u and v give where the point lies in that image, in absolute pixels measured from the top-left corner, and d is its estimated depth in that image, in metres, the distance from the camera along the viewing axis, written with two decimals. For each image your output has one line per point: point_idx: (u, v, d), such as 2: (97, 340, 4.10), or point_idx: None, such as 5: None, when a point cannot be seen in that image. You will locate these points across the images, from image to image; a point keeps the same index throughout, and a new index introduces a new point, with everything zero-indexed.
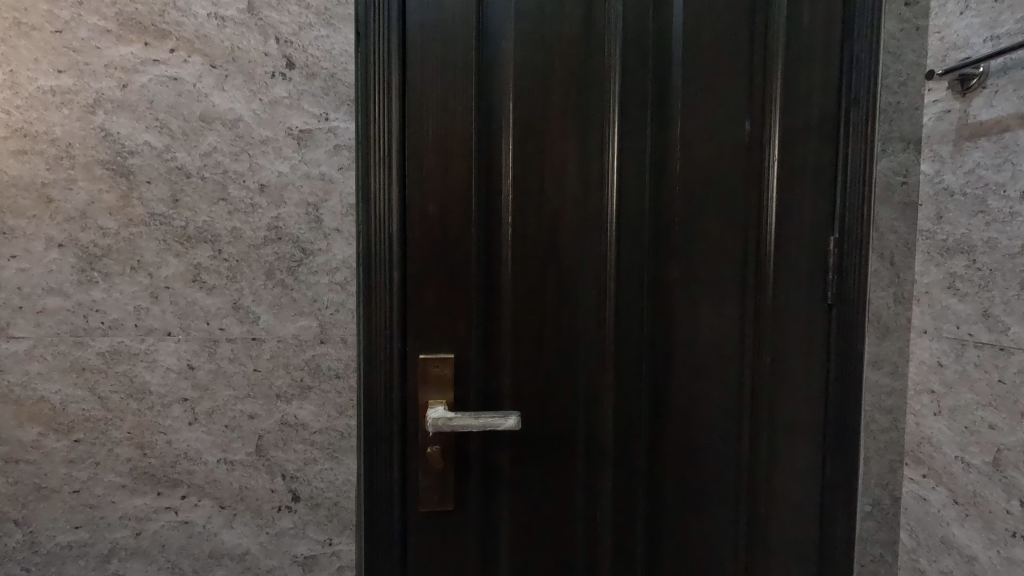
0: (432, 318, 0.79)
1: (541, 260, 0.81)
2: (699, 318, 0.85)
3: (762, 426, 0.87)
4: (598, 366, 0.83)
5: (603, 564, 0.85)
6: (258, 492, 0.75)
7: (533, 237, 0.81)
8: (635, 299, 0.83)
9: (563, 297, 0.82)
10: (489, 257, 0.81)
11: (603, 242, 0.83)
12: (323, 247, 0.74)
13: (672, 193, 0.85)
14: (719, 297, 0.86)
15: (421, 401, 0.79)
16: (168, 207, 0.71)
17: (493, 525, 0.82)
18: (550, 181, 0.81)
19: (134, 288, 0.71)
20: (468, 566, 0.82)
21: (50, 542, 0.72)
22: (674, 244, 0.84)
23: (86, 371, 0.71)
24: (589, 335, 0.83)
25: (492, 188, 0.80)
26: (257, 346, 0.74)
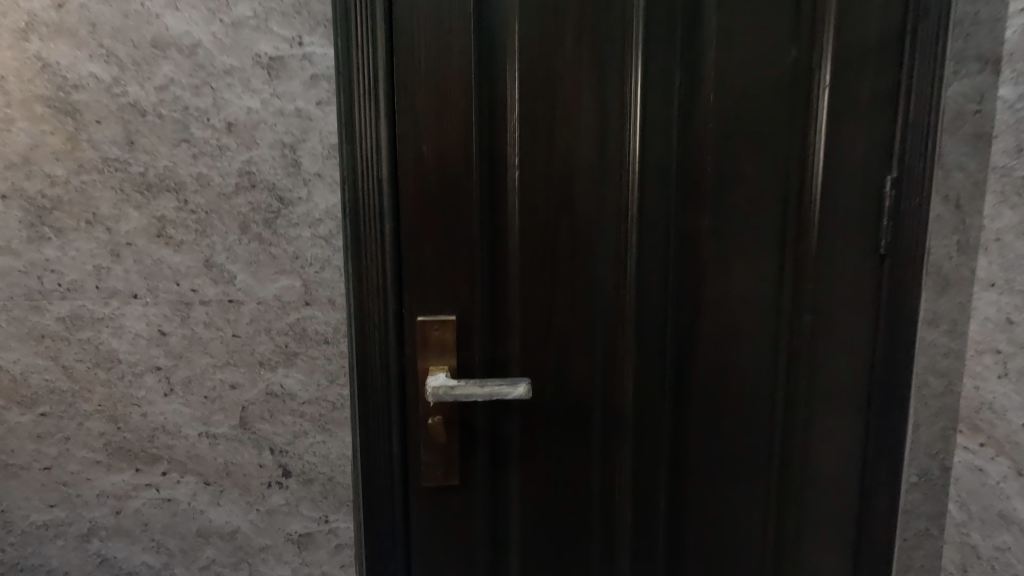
0: (430, 276, 0.70)
1: (554, 209, 0.71)
2: (733, 275, 0.75)
3: (799, 391, 0.78)
4: (617, 328, 0.74)
5: (622, 540, 0.78)
6: (245, 467, 0.69)
7: (544, 183, 0.71)
8: (660, 253, 0.73)
9: (578, 250, 0.72)
10: (494, 206, 0.71)
11: (623, 186, 0.72)
12: (303, 196, 0.65)
13: (706, 128, 0.73)
14: (755, 249, 0.75)
15: (421, 368, 0.71)
16: (123, 151, 0.62)
17: (504, 500, 0.76)
18: (563, 116, 0.70)
19: (91, 244, 0.63)
20: (476, 544, 0.75)
21: (25, 521, 0.66)
22: (706, 189, 0.73)
23: (48, 338, 0.64)
24: (607, 294, 0.73)
25: (496, 126, 0.70)
26: (235, 309, 0.66)
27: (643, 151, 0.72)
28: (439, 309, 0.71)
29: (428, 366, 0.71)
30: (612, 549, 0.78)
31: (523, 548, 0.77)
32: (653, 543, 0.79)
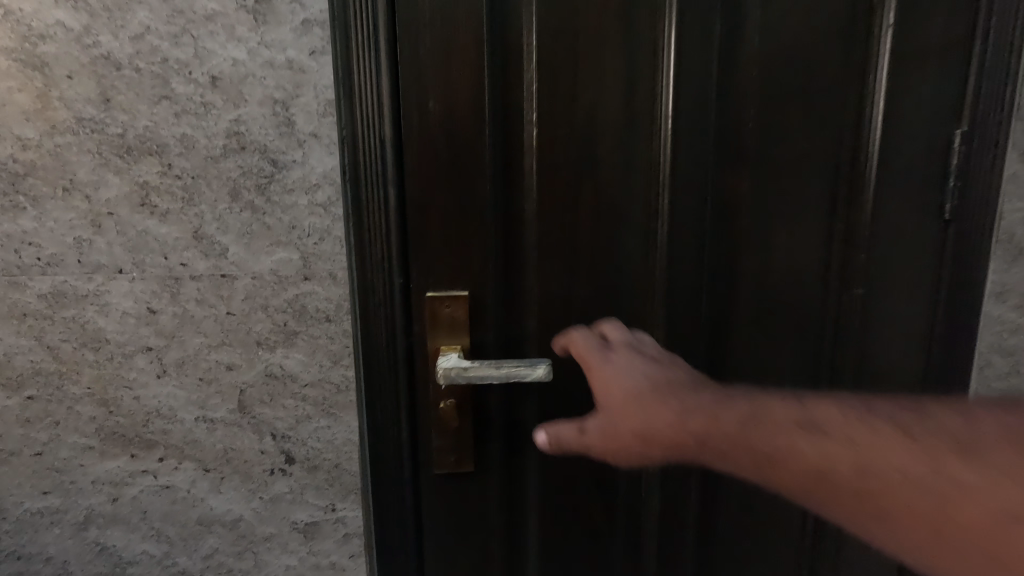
0: (440, 247, 0.64)
1: (574, 172, 0.64)
2: (775, 244, 0.67)
3: (848, 374, 0.71)
4: (645, 304, 0.67)
5: (648, 527, 0.74)
6: (246, 453, 0.64)
7: (564, 143, 0.63)
8: (694, 219, 0.66)
9: (601, 218, 0.65)
10: (509, 169, 0.64)
11: (653, 146, 0.64)
12: (298, 159, 0.59)
13: (748, 78, 0.64)
14: (802, 216, 0.67)
15: (432, 348, 0.65)
16: (99, 110, 0.56)
17: (522, 487, 0.71)
18: (586, 67, 0.62)
19: (71, 214, 0.58)
20: (492, 534, 0.71)
21: (19, 509, 0.63)
22: (746, 149, 0.65)
23: (30, 317, 0.59)
24: (635, 266, 0.67)
25: (511, 79, 0.62)
26: (228, 285, 0.61)
27: (676, 106, 0.64)
28: (449, 284, 0.64)
29: (439, 346, 0.65)
30: (638, 539, 0.74)
31: (542, 538, 0.72)
32: (681, 532, 0.74)
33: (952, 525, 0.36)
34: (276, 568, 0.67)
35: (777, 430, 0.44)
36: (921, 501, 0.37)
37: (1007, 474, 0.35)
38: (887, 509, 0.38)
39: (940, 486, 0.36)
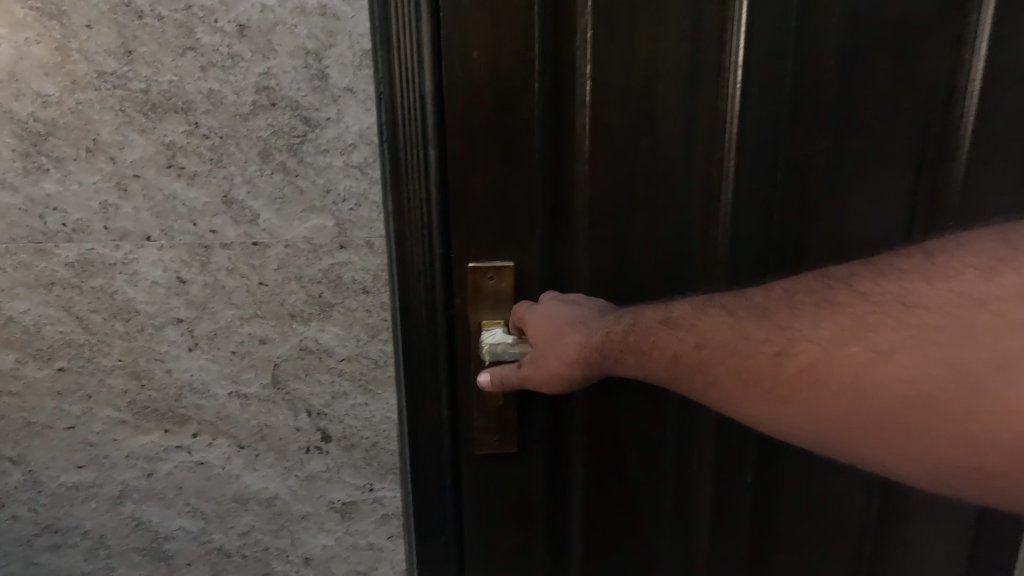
0: (482, 214, 0.59)
1: (631, 131, 0.58)
2: (852, 213, 0.61)
3: None
4: (704, 277, 0.62)
5: (700, 514, 0.70)
6: (281, 430, 0.62)
7: (621, 99, 0.57)
8: (762, 184, 0.60)
9: (659, 182, 0.60)
10: (559, 128, 0.58)
11: (720, 100, 0.58)
12: (333, 116, 0.54)
13: (832, 20, 0.57)
14: (884, 181, 0.60)
15: (474, 325, 0.61)
16: (120, 62, 0.52)
17: (565, 469, 0.68)
18: (649, 12, 0.56)
19: (95, 177, 0.54)
20: (535, 517, 0.68)
21: (54, 482, 0.62)
22: (825, 105, 0.59)
23: (57, 286, 0.57)
24: (693, 236, 0.61)
25: (564, 27, 0.56)
26: (260, 253, 0.57)
27: (748, 57, 0.57)
28: (492, 255, 0.60)
29: (481, 322, 0.61)
30: (688, 524, 0.70)
31: (585, 522, 0.69)
32: (733, 518, 0.70)
33: (776, 384, 0.40)
34: (313, 547, 0.65)
35: (648, 330, 0.48)
36: (752, 370, 0.41)
37: (806, 334, 0.39)
38: (736, 385, 0.42)
39: (766, 354, 0.40)
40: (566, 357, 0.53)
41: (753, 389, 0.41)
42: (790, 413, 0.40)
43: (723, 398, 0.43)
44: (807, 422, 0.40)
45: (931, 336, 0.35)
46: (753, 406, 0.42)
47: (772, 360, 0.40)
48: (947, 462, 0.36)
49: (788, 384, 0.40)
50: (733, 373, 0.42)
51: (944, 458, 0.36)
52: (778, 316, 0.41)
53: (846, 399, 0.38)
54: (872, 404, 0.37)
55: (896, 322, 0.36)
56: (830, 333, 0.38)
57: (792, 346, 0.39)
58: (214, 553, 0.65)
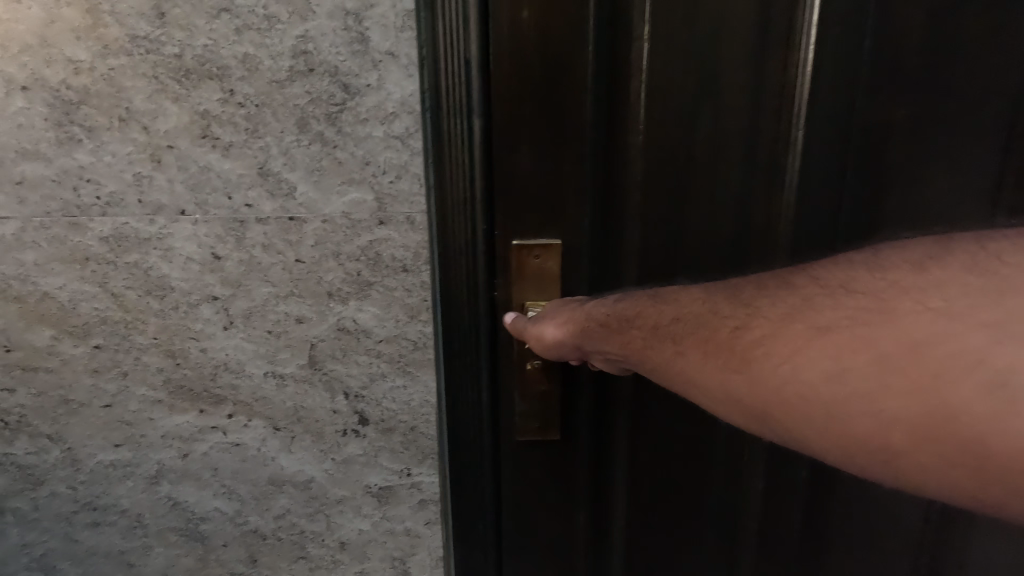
0: (529, 189, 0.57)
1: (689, 99, 0.54)
2: (931, 188, 0.56)
3: None
4: (767, 259, 0.58)
5: (752, 506, 0.67)
6: (318, 412, 0.60)
7: (680, 64, 0.53)
8: (830, 157, 0.56)
9: (718, 155, 0.55)
10: (612, 97, 0.55)
11: (789, 65, 0.54)
12: (373, 83, 0.51)
13: None
14: (970, 153, 0.55)
15: (518, 305, 0.59)
16: (153, 26, 0.49)
17: (609, 458, 0.65)
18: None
19: (128, 148, 0.52)
20: (576, 503, 0.66)
21: (92, 461, 0.61)
22: (904, 68, 0.54)
23: (92, 262, 0.55)
24: (756, 215, 0.57)
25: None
26: (296, 228, 0.55)
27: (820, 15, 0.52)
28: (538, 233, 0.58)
29: (526, 302, 0.59)
30: (738, 517, 0.67)
31: (630, 515, 0.67)
32: (787, 512, 0.67)
33: (727, 355, 0.41)
34: (349, 531, 0.64)
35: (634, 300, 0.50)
36: (712, 339, 0.42)
37: (773, 305, 0.40)
38: (694, 353, 0.43)
39: (725, 328, 0.42)
40: (566, 322, 0.53)
41: (707, 356, 0.42)
42: (733, 385, 0.41)
43: (684, 371, 0.44)
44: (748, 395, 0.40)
45: (863, 317, 0.36)
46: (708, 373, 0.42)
47: (729, 334, 0.41)
48: (876, 449, 0.35)
49: (742, 358, 0.40)
50: (694, 342, 0.43)
51: (873, 445, 0.35)
52: (744, 298, 0.42)
53: (788, 376, 0.38)
54: (800, 387, 0.37)
55: (838, 305, 0.37)
56: (782, 310, 0.40)
57: (748, 320, 0.41)
58: (250, 535, 0.64)
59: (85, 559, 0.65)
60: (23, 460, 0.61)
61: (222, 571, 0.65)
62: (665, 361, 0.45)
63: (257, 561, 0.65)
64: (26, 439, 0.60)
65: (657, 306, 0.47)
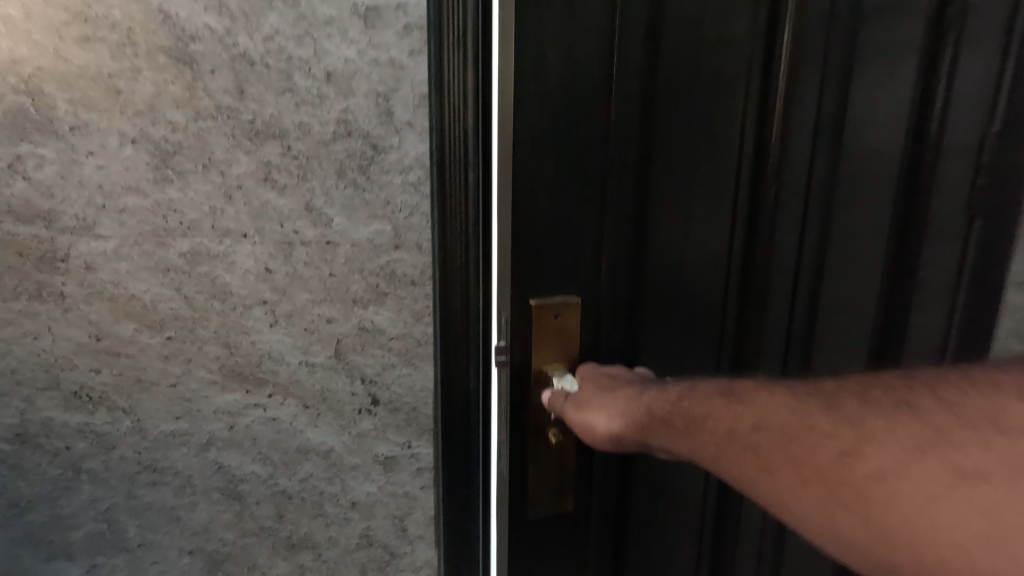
0: (558, 241, 0.62)
1: (676, 165, 0.62)
2: (934, 283, 0.62)
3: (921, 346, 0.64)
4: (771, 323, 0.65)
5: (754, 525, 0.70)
6: (339, 394, 0.76)
7: (677, 134, 0.61)
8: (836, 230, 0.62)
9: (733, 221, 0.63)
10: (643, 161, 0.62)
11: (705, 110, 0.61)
12: (395, 144, 0.69)
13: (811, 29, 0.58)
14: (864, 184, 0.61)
15: (534, 372, 0.65)
16: (235, 99, 0.67)
17: (623, 527, 0.72)
18: (738, 46, 0.59)
19: (207, 187, 0.69)
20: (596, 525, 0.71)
21: (156, 430, 0.76)
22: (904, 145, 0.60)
23: (172, 271, 0.72)
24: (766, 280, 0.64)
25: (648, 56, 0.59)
26: (331, 250, 0.72)
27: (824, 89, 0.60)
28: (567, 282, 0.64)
29: (540, 367, 0.65)
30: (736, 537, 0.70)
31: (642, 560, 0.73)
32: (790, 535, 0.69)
33: (838, 485, 0.38)
34: (359, 493, 0.79)
35: (690, 391, 0.50)
36: (811, 462, 0.40)
37: (875, 433, 0.38)
38: (794, 478, 0.40)
39: (830, 449, 0.39)
40: (613, 413, 0.58)
41: (810, 482, 0.40)
42: (841, 519, 0.38)
43: (775, 490, 0.41)
44: (855, 526, 0.37)
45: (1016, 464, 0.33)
46: (810, 501, 0.39)
47: (835, 457, 0.38)
48: None
49: (850, 491, 0.37)
50: (778, 452, 0.42)
51: None
52: (845, 412, 0.39)
53: (918, 520, 0.35)
54: (930, 530, 0.34)
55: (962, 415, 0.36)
56: (895, 458, 0.37)
57: (859, 447, 0.38)
58: (279, 495, 0.79)
59: (142, 513, 0.79)
60: (100, 428, 0.76)
61: (254, 526, 0.80)
62: (754, 479, 0.43)
63: (283, 518, 0.80)
64: (105, 411, 0.76)
65: (734, 411, 0.46)
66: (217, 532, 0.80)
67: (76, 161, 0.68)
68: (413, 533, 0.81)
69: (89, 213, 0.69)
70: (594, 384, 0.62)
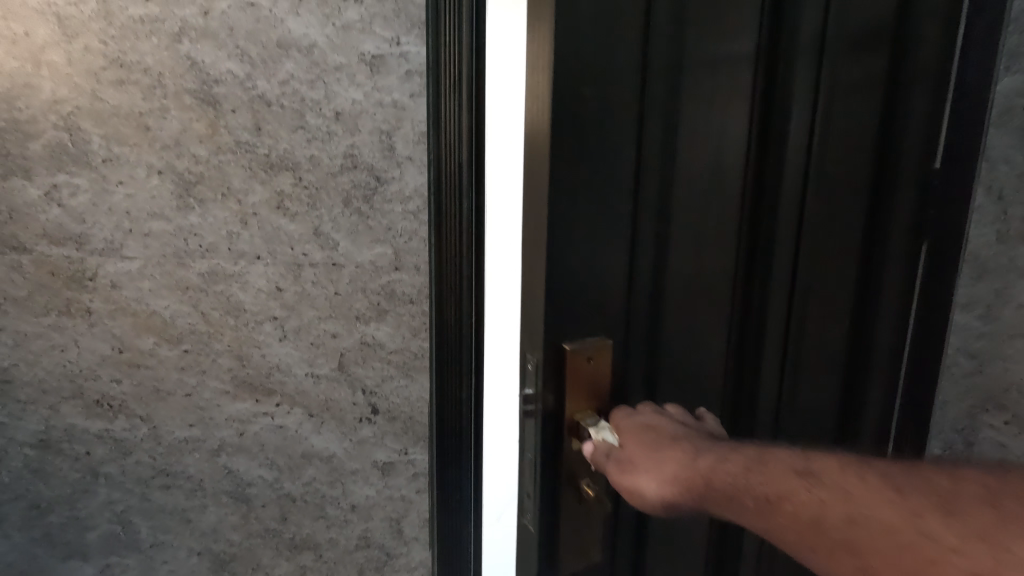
0: (599, 300, 0.49)
1: (692, 196, 0.51)
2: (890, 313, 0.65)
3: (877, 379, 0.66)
4: (808, 376, 0.62)
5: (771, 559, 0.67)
6: (342, 403, 0.82)
7: (698, 163, 0.51)
8: (868, 273, 0.62)
9: (784, 262, 0.58)
10: (706, 192, 0.52)
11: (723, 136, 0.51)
12: (397, 176, 0.76)
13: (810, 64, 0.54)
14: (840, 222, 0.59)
15: (568, 420, 0.50)
16: (252, 135, 0.74)
17: None
18: (796, 86, 0.54)
19: (225, 213, 0.76)
20: None
21: (171, 436, 0.82)
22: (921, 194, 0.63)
23: (190, 289, 0.78)
24: (808, 328, 0.61)
25: (719, 65, 0.50)
26: (337, 271, 0.78)
27: (868, 127, 0.58)
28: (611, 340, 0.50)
29: (575, 417, 0.50)
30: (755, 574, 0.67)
31: None
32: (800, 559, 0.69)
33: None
34: (359, 496, 0.85)
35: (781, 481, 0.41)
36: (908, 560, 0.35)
37: (976, 534, 0.34)
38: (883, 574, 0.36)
39: (926, 549, 0.35)
40: (661, 476, 0.47)
41: None
42: None
43: None
44: None
45: None
46: None
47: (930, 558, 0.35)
48: None
49: None
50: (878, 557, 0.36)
51: None
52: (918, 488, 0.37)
53: None
54: None
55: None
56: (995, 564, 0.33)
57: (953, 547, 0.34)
58: (283, 498, 0.85)
59: (155, 515, 0.85)
60: (118, 434, 0.82)
61: (260, 527, 0.86)
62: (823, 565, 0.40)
63: (287, 519, 0.85)
64: (124, 418, 0.82)
65: (812, 490, 0.40)
66: (225, 533, 0.86)
67: (107, 189, 0.75)
68: (409, 535, 0.87)
69: (117, 236, 0.76)
70: (650, 449, 0.48)
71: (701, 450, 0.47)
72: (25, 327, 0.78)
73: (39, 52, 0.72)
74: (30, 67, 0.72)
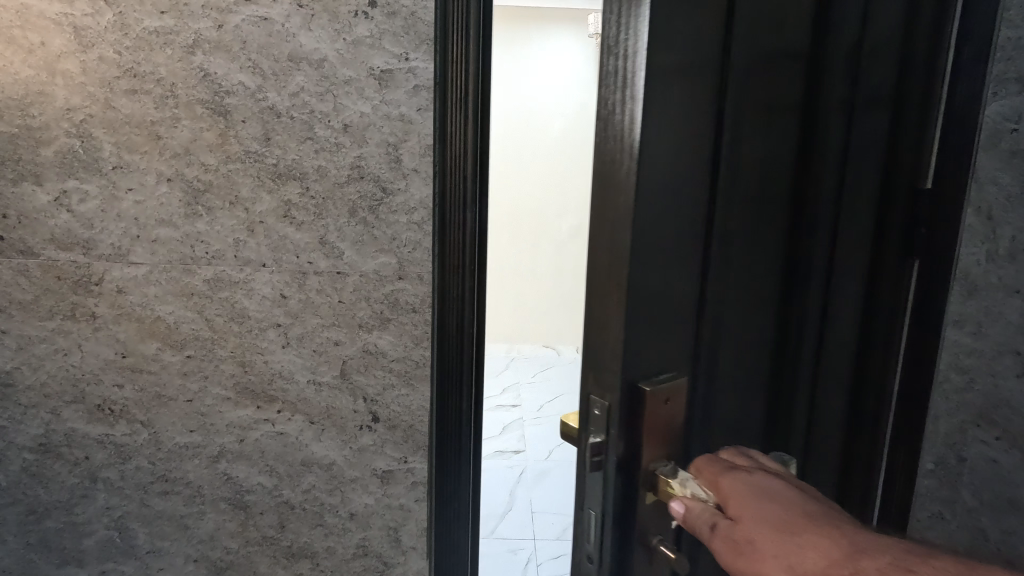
0: (665, 334, 0.43)
1: (745, 218, 0.48)
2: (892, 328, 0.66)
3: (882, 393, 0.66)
4: (832, 398, 0.60)
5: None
6: (343, 411, 0.83)
7: (750, 183, 0.48)
8: (878, 294, 0.63)
9: (816, 284, 0.57)
10: (758, 212, 0.49)
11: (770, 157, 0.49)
12: (402, 188, 0.77)
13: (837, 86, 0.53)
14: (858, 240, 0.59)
15: (644, 474, 0.42)
16: (261, 146, 0.76)
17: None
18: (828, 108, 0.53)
19: (233, 221, 0.77)
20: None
21: (171, 441, 0.83)
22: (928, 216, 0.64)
23: (195, 296, 0.79)
24: (832, 351, 0.59)
25: (774, 80, 0.47)
26: (341, 280, 0.79)
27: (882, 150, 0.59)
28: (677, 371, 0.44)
29: (652, 469, 0.42)
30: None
31: None
32: None
33: None
34: (357, 504, 0.85)
35: None
36: None
37: None
38: None
39: None
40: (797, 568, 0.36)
41: None
42: None
43: None
44: None
45: None
46: None
47: None
48: None
49: None
50: None
51: None
52: None
53: None
54: None
55: None
56: None
57: None
58: (282, 505, 0.85)
59: (152, 521, 0.85)
60: (119, 439, 0.82)
61: (258, 535, 0.86)
62: None
63: (285, 527, 0.85)
64: (124, 423, 0.82)
65: None
66: (222, 540, 0.85)
67: (116, 196, 0.76)
68: (406, 544, 0.86)
69: (124, 242, 0.77)
70: (771, 526, 0.38)
71: (857, 542, 0.36)
72: (29, 331, 0.79)
73: (55, 61, 0.73)
74: (45, 75, 0.74)
